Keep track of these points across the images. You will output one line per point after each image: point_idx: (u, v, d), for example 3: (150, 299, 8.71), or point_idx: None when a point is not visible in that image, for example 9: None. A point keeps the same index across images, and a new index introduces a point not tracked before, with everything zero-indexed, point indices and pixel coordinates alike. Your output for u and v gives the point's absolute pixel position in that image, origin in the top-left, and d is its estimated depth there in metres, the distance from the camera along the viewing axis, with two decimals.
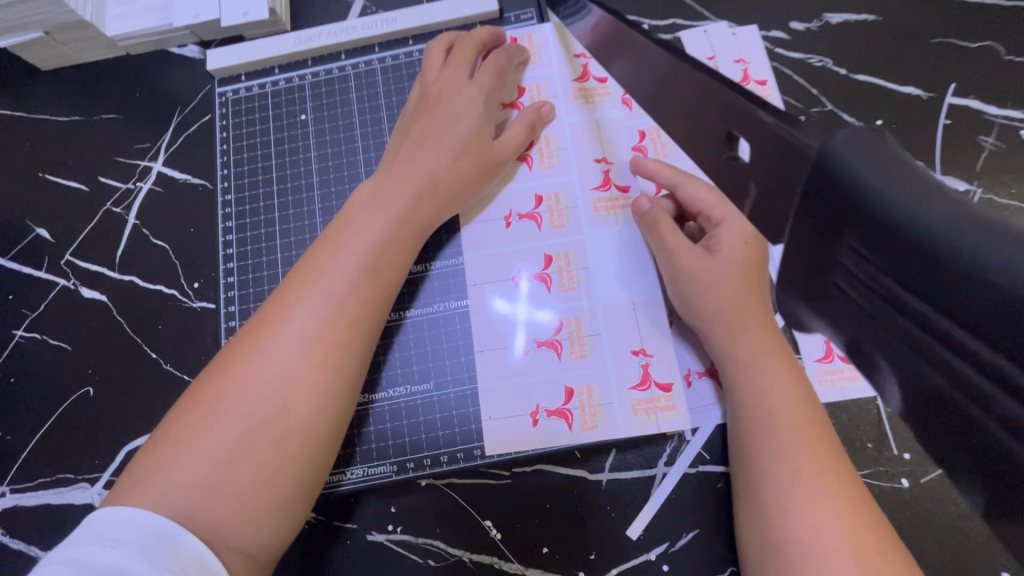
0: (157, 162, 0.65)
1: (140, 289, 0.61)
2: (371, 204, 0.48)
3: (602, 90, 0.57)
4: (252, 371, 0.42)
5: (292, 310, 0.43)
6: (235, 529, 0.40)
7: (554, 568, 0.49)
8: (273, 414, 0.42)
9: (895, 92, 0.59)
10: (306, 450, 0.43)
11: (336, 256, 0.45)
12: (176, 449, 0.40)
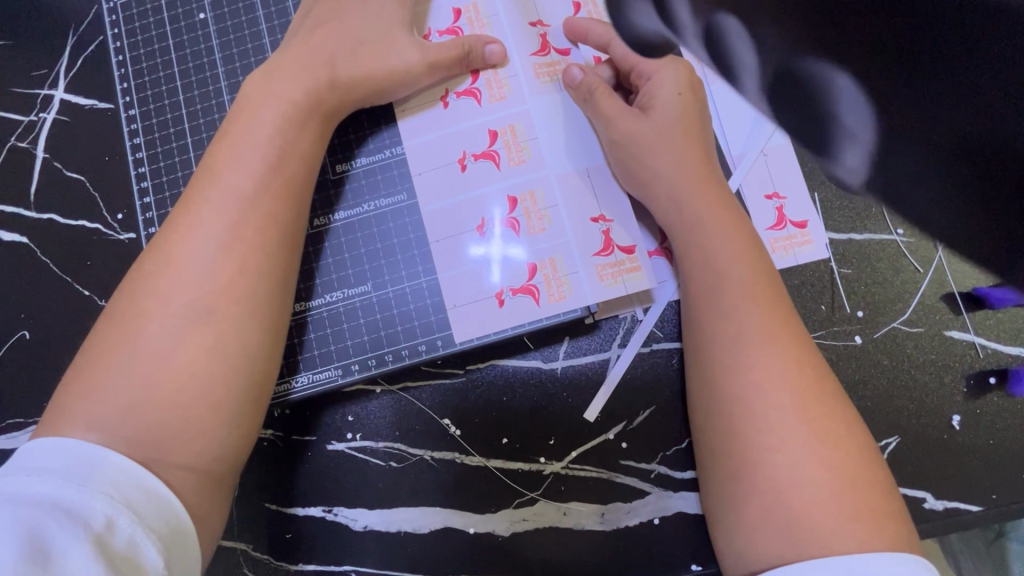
0: (58, 89, 0.60)
1: (60, 226, 0.57)
2: (269, 98, 0.44)
3: None
4: (165, 280, 0.40)
5: (202, 214, 0.42)
6: (171, 440, 0.38)
7: (515, 456, 0.50)
8: (196, 319, 0.40)
9: None
10: (238, 358, 0.41)
11: (239, 154, 0.43)
12: (96, 366, 0.39)
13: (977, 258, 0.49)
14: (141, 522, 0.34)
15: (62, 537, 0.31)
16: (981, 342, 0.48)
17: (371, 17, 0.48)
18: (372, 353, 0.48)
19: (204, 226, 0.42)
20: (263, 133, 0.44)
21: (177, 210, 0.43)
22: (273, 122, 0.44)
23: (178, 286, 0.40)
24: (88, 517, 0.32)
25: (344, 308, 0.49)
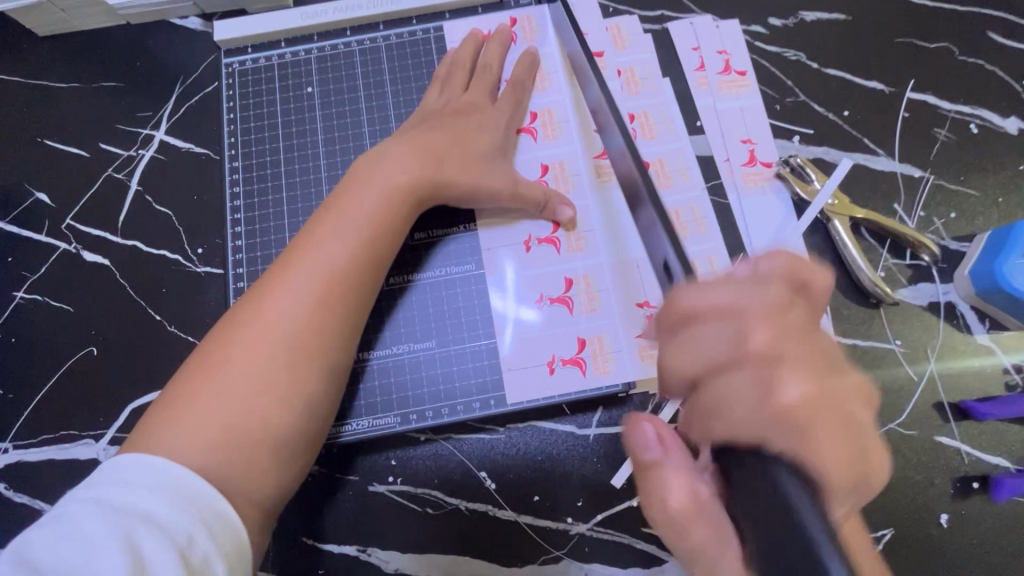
0: (159, 131, 0.66)
1: (142, 253, 0.62)
2: (371, 174, 0.50)
3: (600, 73, 0.63)
4: (264, 325, 0.45)
5: (302, 273, 0.47)
6: (247, 470, 0.43)
7: (544, 514, 0.54)
8: (286, 366, 0.45)
9: (861, 87, 0.64)
10: (313, 402, 0.46)
11: (338, 221, 0.48)
12: (192, 393, 0.43)
13: (968, 374, 0.55)
14: (213, 540, 0.38)
15: (152, 547, 0.35)
16: (967, 449, 0.53)
17: (464, 116, 0.55)
18: (428, 404, 0.53)
19: (301, 279, 0.47)
20: (362, 202, 0.49)
21: (279, 261, 0.48)
22: (376, 202, 0.49)
23: (273, 330, 0.45)
24: (172, 530, 0.36)
25: (407, 360, 0.54)
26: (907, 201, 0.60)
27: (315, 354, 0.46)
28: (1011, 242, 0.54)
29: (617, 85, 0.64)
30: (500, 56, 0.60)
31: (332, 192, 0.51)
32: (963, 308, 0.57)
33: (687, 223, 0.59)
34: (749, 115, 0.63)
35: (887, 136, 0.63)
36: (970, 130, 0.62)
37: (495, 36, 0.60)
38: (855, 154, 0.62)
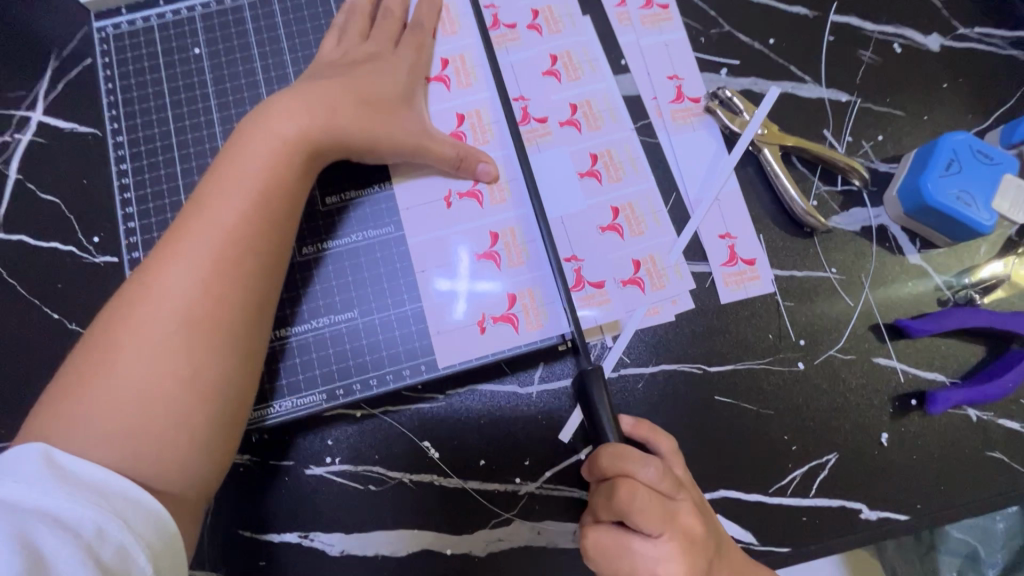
0: (35, 111, 0.60)
1: (31, 248, 0.57)
2: (261, 135, 0.46)
3: (513, 36, 0.60)
4: (151, 303, 0.41)
5: (185, 242, 0.43)
6: (154, 458, 0.39)
7: (492, 477, 0.52)
8: (182, 343, 0.41)
9: (784, 12, 0.62)
10: (219, 382, 0.42)
11: (228, 189, 0.44)
12: (77, 387, 0.39)
13: (902, 294, 0.56)
14: (130, 530, 0.35)
15: (55, 546, 0.33)
16: (904, 367, 0.54)
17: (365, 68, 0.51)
18: (356, 376, 0.50)
19: (190, 256, 0.42)
20: (253, 167, 0.45)
21: (165, 240, 0.43)
22: (265, 157, 0.45)
23: (162, 315, 0.41)
24: (78, 526, 0.34)
25: (330, 332, 0.50)
26: (835, 127, 0.60)
27: (214, 335, 0.42)
28: (935, 158, 0.53)
29: (536, 26, 0.60)
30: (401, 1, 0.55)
31: (216, 158, 0.46)
32: (894, 230, 0.57)
33: (619, 163, 0.57)
34: (673, 49, 0.61)
35: (812, 62, 0.61)
36: (894, 49, 0.62)
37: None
38: (782, 83, 0.61)
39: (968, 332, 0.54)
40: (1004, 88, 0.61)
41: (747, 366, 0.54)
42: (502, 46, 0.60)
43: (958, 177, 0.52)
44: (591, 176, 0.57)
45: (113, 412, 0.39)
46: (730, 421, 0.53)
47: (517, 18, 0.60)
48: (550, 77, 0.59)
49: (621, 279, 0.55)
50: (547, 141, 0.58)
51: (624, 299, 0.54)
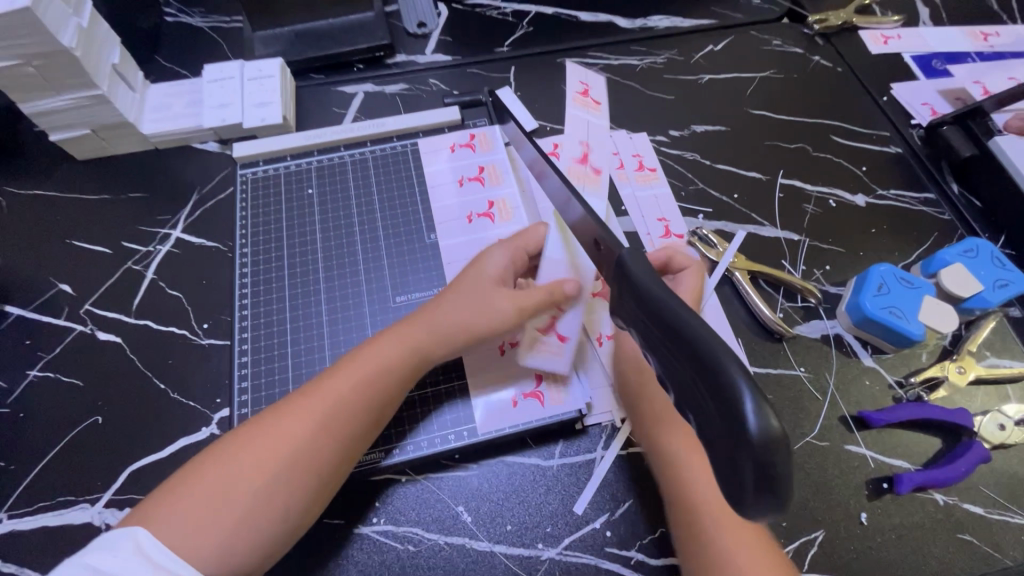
0: (176, 229, 0.79)
1: (153, 331, 0.71)
2: (394, 337, 0.59)
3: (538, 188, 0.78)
4: (273, 434, 0.52)
5: (314, 403, 0.55)
6: (225, 571, 0.47)
7: (517, 542, 0.58)
8: (280, 484, 0.50)
9: (743, 176, 0.84)
10: (286, 522, 0.51)
11: (354, 377, 0.56)
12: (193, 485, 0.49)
13: (862, 390, 0.67)
14: None
15: None
16: (872, 454, 0.63)
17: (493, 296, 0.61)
18: (411, 438, 0.62)
19: (311, 420, 0.53)
20: (383, 362, 0.58)
21: (302, 395, 0.55)
22: (390, 347, 0.59)
23: (276, 454, 0.51)
24: None
25: (392, 400, 0.65)
26: (791, 258, 0.76)
27: (303, 490, 0.51)
28: (868, 282, 0.68)
29: None
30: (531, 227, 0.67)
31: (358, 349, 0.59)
32: (849, 339, 0.70)
33: None
34: (661, 199, 0.81)
35: (767, 210, 0.80)
36: (830, 203, 0.81)
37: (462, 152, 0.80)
38: (747, 226, 0.79)
39: (924, 424, 0.64)
40: (921, 233, 0.79)
41: None
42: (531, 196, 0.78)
43: (888, 295, 0.67)
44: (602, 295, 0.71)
45: (206, 516, 0.48)
46: None
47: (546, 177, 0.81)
48: None
49: None
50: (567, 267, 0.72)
51: None
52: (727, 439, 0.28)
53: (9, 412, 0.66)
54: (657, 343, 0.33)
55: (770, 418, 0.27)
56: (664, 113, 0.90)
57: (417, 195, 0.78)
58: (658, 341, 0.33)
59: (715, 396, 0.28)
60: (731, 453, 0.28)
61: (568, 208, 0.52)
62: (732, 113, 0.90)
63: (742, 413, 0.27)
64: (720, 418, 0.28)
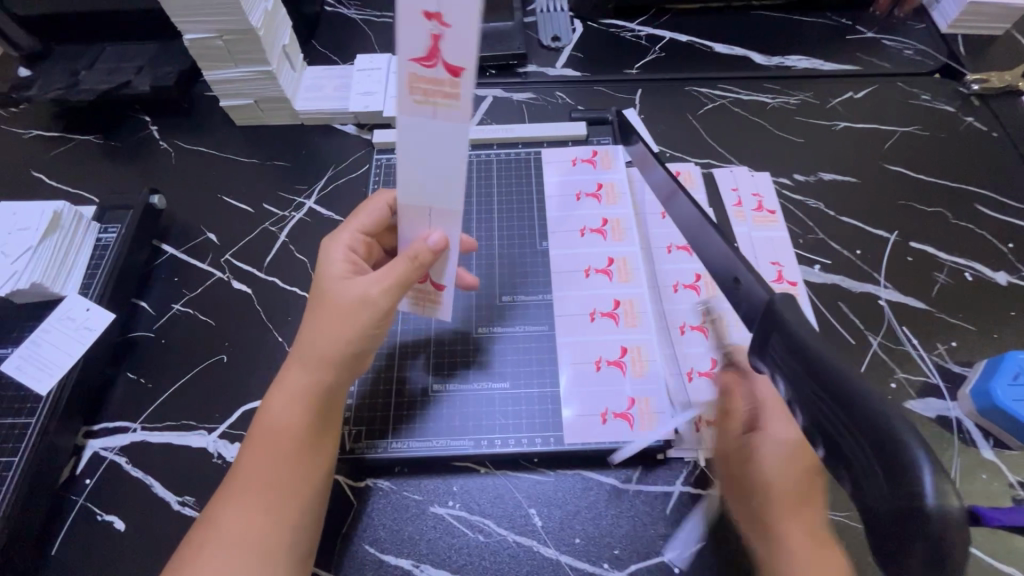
0: (310, 200, 0.86)
1: (278, 287, 0.78)
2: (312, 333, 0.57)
3: (655, 214, 0.79)
4: (250, 480, 0.52)
5: (272, 442, 0.54)
6: None
7: (583, 557, 0.59)
8: (272, 496, 0.52)
9: (870, 233, 0.80)
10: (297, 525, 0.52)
11: (292, 380, 0.55)
12: (196, 556, 0.49)
13: (978, 483, 0.61)
14: None
15: None
16: (980, 554, 0.58)
17: (309, 332, 0.56)
18: (496, 433, 0.65)
19: (269, 434, 0.54)
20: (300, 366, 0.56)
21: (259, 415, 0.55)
22: (294, 377, 0.55)
23: (256, 473, 0.52)
24: None
25: (485, 394, 0.67)
26: (913, 327, 0.72)
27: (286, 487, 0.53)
28: (1003, 367, 0.62)
29: None
30: (374, 208, 0.64)
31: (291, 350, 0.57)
32: (969, 425, 0.65)
33: (727, 325, 0.69)
34: (778, 243, 0.79)
35: (891, 273, 0.76)
36: (966, 277, 0.75)
37: (585, 166, 0.82)
38: (866, 285, 0.75)
39: None
40: None
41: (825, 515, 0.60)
42: (645, 220, 0.79)
43: None
44: (704, 331, 0.70)
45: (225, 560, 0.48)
46: None
47: None
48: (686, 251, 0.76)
49: (715, 417, 0.65)
50: (671, 297, 0.73)
51: None
52: (897, 503, 0.30)
53: (153, 337, 0.75)
54: (812, 398, 0.36)
55: (951, 498, 0.28)
56: (791, 156, 0.88)
57: (535, 199, 0.81)
58: (817, 398, 0.35)
59: (886, 462, 0.31)
60: (903, 521, 0.30)
61: (700, 238, 0.53)
62: (865, 166, 0.86)
63: (921, 490, 0.29)
64: (888, 484, 0.31)
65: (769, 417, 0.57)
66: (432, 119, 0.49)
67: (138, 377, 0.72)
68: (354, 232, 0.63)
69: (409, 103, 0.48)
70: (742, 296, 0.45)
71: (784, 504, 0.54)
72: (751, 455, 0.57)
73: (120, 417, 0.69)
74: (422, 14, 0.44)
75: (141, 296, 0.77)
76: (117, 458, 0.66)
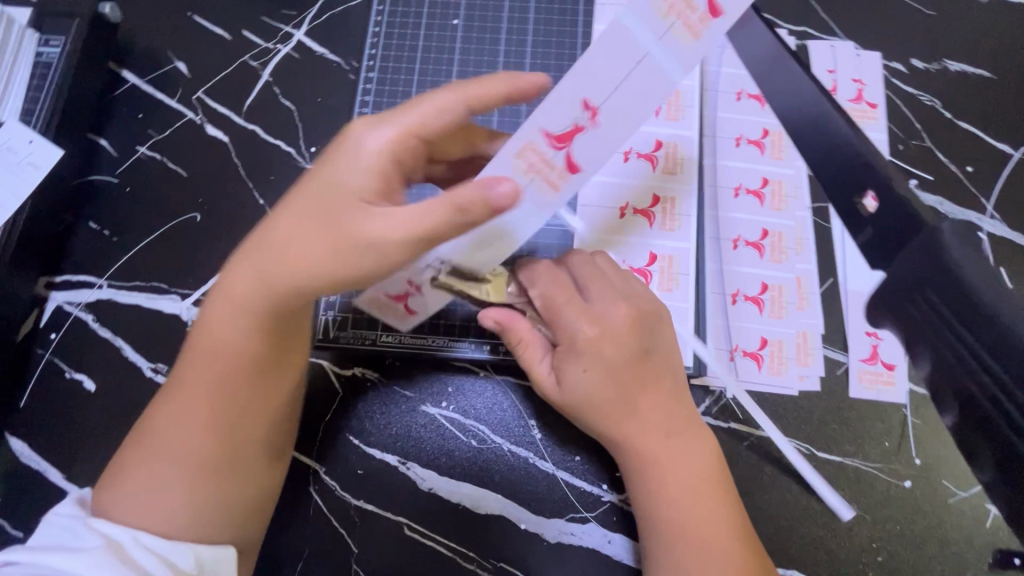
0: (299, 30, 0.69)
1: (260, 139, 0.66)
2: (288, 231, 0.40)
3: (725, 95, 0.64)
4: (190, 408, 0.43)
5: (222, 368, 0.43)
6: (217, 533, 0.44)
7: (581, 475, 0.55)
8: (219, 438, 0.43)
9: (989, 146, 0.64)
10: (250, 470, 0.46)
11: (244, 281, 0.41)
12: (139, 463, 0.43)
13: None
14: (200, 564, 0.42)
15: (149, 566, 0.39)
16: None
17: (282, 235, 0.40)
18: (499, 339, 0.58)
19: (219, 361, 0.43)
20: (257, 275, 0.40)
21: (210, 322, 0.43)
22: (241, 286, 0.41)
23: (200, 404, 0.43)
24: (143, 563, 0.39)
25: None
26: (1011, 269, 0.60)
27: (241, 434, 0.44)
28: None
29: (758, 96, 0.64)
30: (438, 92, 0.45)
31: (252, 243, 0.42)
32: None
33: (787, 246, 0.60)
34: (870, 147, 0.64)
35: (1003, 200, 0.62)
36: None
37: None
38: (968, 211, 0.62)
39: None
40: None
41: (854, 464, 0.54)
42: (711, 100, 0.64)
43: None
44: (757, 248, 0.60)
45: (152, 495, 0.42)
46: (823, 511, 0.53)
47: (743, 84, 0.64)
48: (755, 146, 0.62)
49: (747, 346, 0.57)
50: (726, 203, 0.61)
51: (756, 375, 0.56)
52: None
53: (116, 183, 0.64)
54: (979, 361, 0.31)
55: None
56: (916, 32, 0.68)
57: (577, 57, 0.66)
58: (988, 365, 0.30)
59: None
60: None
61: (810, 130, 0.41)
62: (1008, 55, 0.67)
63: None
64: None
65: (565, 316, 0.50)
66: (524, 182, 0.44)
67: (102, 228, 0.63)
68: (409, 129, 0.44)
69: (511, 159, 0.43)
70: (872, 218, 0.37)
71: (612, 411, 0.49)
72: (558, 380, 0.51)
73: (84, 271, 0.61)
74: (582, 105, 0.41)
75: (100, 133, 0.66)
76: (82, 315, 0.60)
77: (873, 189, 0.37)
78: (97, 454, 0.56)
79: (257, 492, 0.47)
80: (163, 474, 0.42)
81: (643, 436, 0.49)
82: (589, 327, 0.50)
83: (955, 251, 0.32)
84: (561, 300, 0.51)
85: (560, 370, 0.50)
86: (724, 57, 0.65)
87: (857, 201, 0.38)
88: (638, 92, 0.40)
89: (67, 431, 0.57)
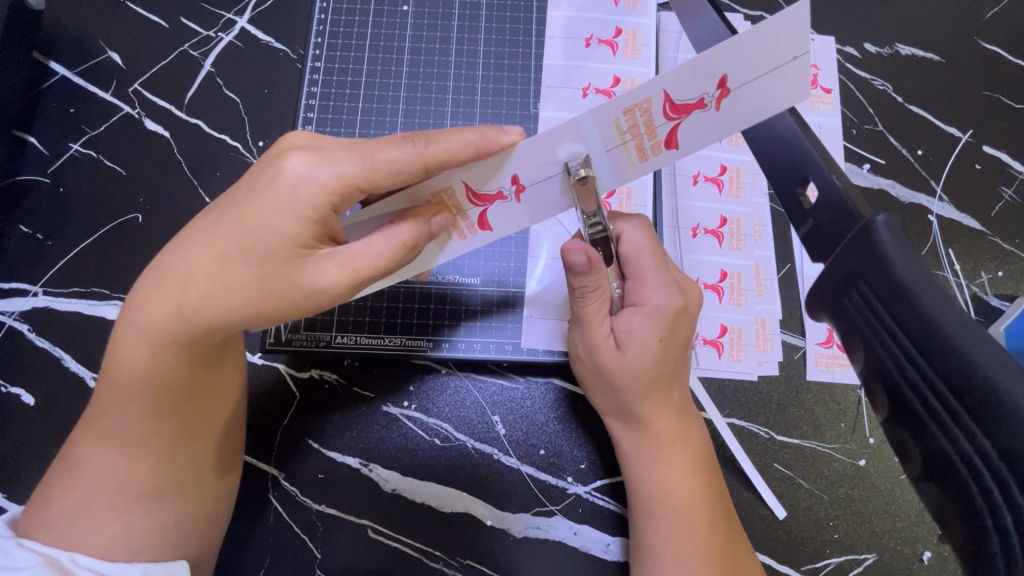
0: (242, 18, 0.65)
1: (204, 134, 0.62)
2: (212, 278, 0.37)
3: None
4: (117, 428, 0.40)
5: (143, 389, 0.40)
6: (167, 546, 0.42)
7: (546, 469, 0.54)
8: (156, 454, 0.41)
9: (937, 129, 0.65)
10: (196, 479, 0.44)
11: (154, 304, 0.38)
12: (67, 493, 0.40)
13: None
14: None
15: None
16: None
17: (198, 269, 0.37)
18: (460, 338, 0.57)
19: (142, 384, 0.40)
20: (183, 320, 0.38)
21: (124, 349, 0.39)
22: (156, 317, 0.38)
23: (126, 423, 0.40)
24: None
25: (451, 291, 0.58)
26: (958, 251, 0.61)
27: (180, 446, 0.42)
28: None
29: None
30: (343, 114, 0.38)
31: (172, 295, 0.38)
32: None
33: (745, 233, 0.60)
34: (825, 132, 0.64)
35: (951, 183, 0.63)
36: None
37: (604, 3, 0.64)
38: (918, 194, 0.63)
39: None
40: None
41: (812, 445, 0.55)
42: None
43: None
44: (716, 236, 0.60)
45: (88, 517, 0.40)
46: (783, 492, 0.54)
47: None
48: None
49: (706, 334, 0.57)
50: (685, 191, 0.61)
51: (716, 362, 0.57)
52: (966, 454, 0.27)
53: (48, 183, 0.60)
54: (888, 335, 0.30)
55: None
56: (869, 17, 0.68)
57: (531, 44, 0.65)
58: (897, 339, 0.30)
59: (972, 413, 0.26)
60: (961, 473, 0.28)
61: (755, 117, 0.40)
62: (956, 39, 0.68)
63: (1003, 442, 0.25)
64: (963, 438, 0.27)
65: (642, 285, 0.50)
66: (602, 138, 0.39)
67: (34, 232, 0.59)
68: (349, 180, 0.38)
69: (609, 117, 0.38)
70: (810, 209, 0.36)
71: (654, 390, 0.50)
72: (617, 346, 0.50)
73: (16, 278, 0.58)
74: (716, 79, 0.35)
75: (28, 131, 0.61)
76: (17, 325, 0.57)
77: (814, 178, 0.36)
78: (39, 471, 0.53)
79: (208, 501, 0.46)
80: (99, 495, 0.40)
81: (661, 414, 0.50)
82: (649, 302, 0.50)
83: (887, 246, 0.31)
84: (648, 268, 0.50)
85: (621, 338, 0.50)
86: (679, 42, 0.65)
87: (799, 191, 0.37)
88: (555, 193, 0.42)
89: (6, 448, 0.54)
